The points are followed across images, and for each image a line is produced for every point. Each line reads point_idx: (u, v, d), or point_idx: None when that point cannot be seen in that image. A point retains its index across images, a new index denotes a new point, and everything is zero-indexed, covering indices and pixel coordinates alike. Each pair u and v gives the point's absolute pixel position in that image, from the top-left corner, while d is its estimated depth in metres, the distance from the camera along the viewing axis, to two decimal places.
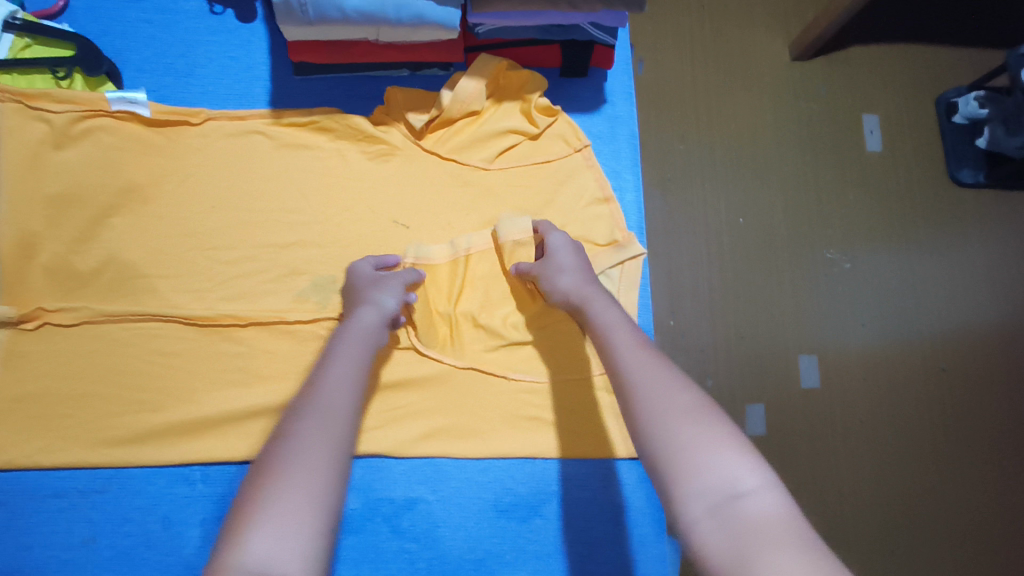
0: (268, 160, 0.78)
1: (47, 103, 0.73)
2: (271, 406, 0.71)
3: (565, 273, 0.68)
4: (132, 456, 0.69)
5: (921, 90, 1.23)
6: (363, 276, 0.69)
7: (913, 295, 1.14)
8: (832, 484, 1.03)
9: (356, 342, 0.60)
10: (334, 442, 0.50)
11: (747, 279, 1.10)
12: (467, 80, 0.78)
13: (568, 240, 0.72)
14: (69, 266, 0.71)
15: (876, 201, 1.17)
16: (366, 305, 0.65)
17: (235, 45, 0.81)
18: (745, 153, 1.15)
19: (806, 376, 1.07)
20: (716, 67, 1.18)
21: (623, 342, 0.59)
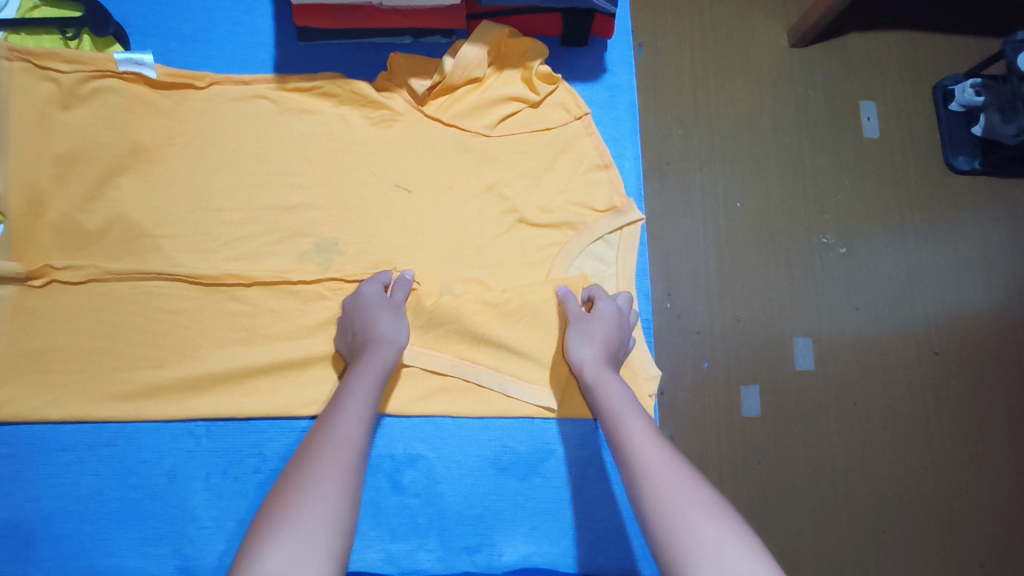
0: (271, 124, 0.79)
1: (55, 63, 0.74)
2: (273, 364, 0.72)
3: (594, 347, 0.71)
4: (138, 411, 0.70)
5: (919, 77, 1.24)
6: (381, 302, 0.71)
7: (907, 281, 1.15)
8: (825, 464, 1.04)
9: (368, 378, 0.63)
10: (339, 478, 0.53)
11: (744, 260, 1.11)
12: (469, 47, 0.79)
13: (622, 320, 0.74)
14: (76, 225, 0.72)
15: (873, 186, 1.18)
16: (383, 342, 0.67)
17: (241, 11, 0.83)
18: (743, 136, 1.16)
19: (800, 357, 1.08)
20: (715, 52, 1.20)
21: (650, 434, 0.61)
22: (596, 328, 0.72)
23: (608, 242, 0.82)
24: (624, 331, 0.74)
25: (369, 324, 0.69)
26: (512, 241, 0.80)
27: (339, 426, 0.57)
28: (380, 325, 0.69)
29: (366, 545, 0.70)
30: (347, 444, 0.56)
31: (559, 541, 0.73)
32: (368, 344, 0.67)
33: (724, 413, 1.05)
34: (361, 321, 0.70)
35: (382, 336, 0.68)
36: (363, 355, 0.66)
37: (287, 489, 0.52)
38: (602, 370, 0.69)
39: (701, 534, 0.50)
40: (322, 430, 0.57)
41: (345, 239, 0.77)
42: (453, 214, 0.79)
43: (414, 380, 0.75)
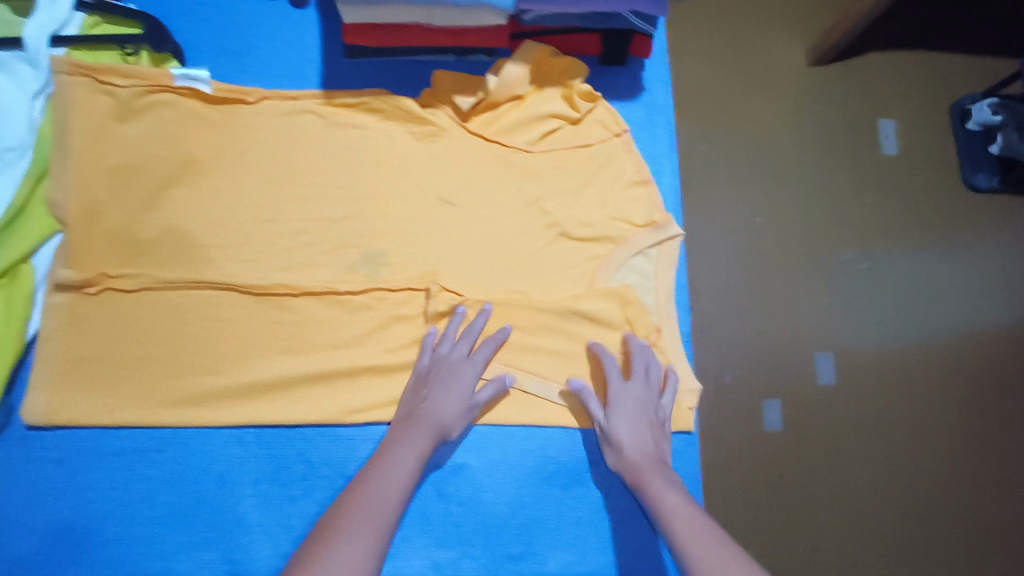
0: (319, 138, 0.81)
1: (114, 77, 0.75)
2: (322, 373, 0.74)
3: (626, 450, 0.71)
4: (189, 418, 0.72)
5: (937, 96, 1.26)
6: (465, 352, 0.74)
7: (928, 297, 1.16)
8: (847, 479, 1.05)
9: (414, 448, 0.68)
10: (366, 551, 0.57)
11: (765, 276, 1.12)
12: (513, 65, 0.81)
13: (648, 394, 0.75)
14: (131, 234, 0.74)
15: (894, 203, 1.20)
16: (448, 396, 0.71)
17: (288, 28, 0.85)
18: (763, 154, 1.18)
19: (822, 372, 1.09)
20: (737, 72, 1.22)
21: (689, 525, 0.62)
22: (620, 416, 0.73)
23: (648, 256, 0.83)
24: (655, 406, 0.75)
25: (434, 389, 0.72)
26: (553, 253, 0.81)
27: (371, 512, 0.61)
28: (453, 378, 0.72)
29: (413, 551, 0.71)
30: (378, 515, 0.61)
31: (603, 550, 0.74)
32: (438, 393, 0.71)
33: (749, 429, 1.05)
34: (436, 374, 0.73)
35: (432, 409, 0.70)
36: (424, 407, 0.71)
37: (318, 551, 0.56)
38: (635, 460, 0.70)
39: None
40: (355, 505, 0.61)
41: (389, 250, 0.79)
42: (497, 226, 0.81)
43: None
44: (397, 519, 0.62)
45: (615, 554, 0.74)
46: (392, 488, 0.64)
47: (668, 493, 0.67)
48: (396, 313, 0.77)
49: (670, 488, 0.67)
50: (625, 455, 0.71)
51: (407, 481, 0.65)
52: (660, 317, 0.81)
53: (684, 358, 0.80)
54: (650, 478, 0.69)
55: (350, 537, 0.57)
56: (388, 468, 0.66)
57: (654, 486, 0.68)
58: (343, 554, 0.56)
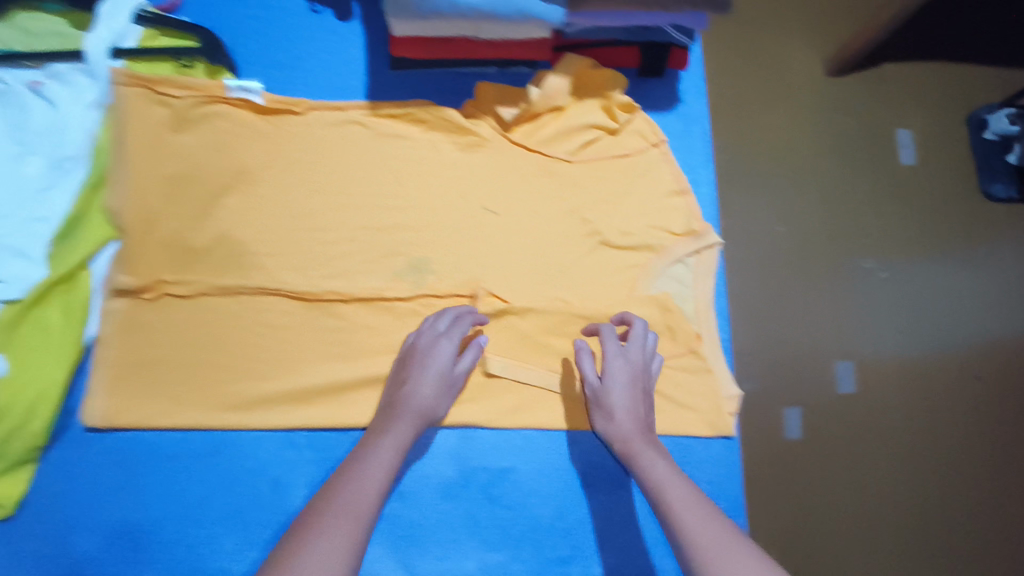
0: (366, 148, 0.83)
1: (170, 88, 0.77)
2: (372, 377, 0.76)
3: (618, 421, 0.69)
4: (245, 421, 0.74)
5: (955, 106, 1.28)
6: (451, 328, 0.74)
7: (947, 306, 1.17)
8: (870, 489, 1.04)
9: (401, 424, 0.67)
10: (354, 523, 0.55)
11: (786, 284, 1.13)
12: (554, 77, 0.83)
13: (636, 361, 0.73)
14: (186, 241, 0.76)
15: (913, 214, 1.21)
16: (430, 369, 0.71)
17: (335, 41, 0.87)
18: (784, 161, 1.19)
19: (843, 380, 1.08)
20: (758, 82, 1.23)
21: (684, 498, 0.60)
22: (609, 386, 0.71)
23: (686, 264, 0.84)
24: (643, 373, 0.73)
25: (417, 364, 0.71)
26: (593, 261, 0.83)
27: (354, 493, 0.58)
28: (436, 353, 0.72)
29: (464, 553, 0.73)
30: (367, 489, 0.59)
31: (646, 553, 0.76)
32: (423, 366, 0.71)
33: (769, 438, 1.05)
34: (417, 349, 0.72)
35: (416, 384, 0.70)
36: (410, 381, 0.70)
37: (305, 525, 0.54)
38: (627, 432, 0.69)
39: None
40: (336, 486, 0.59)
41: (434, 257, 0.81)
42: (538, 235, 0.83)
43: (508, 394, 0.78)
44: (382, 491, 0.60)
45: (639, 557, 0.76)
46: (379, 463, 0.62)
47: (660, 465, 0.65)
48: None
49: (661, 461, 0.65)
50: (616, 427, 0.69)
51: (393, 457, 0.64)
52: (699, 325, 0.82)
53: (724, 365, 0.82)
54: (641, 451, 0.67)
55: (339, 509, 0.56)
56: (374, 445, 0.64)
57: (647, 458, 0.66)
58: (332, 526, 0.54)
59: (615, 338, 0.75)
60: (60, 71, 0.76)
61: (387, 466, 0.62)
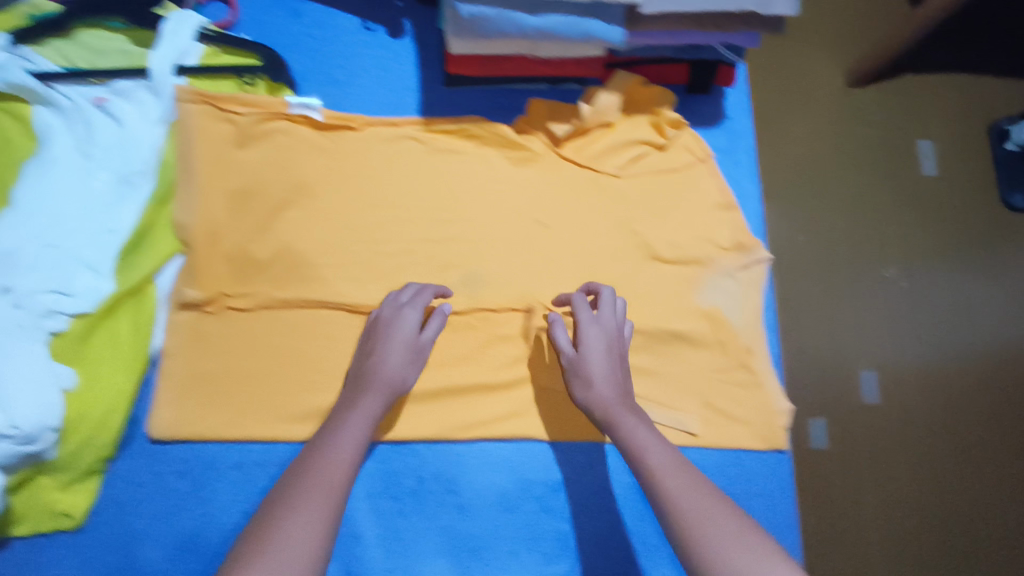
0: (421, 163, 0.84)
1: (234, 106, 0.79)
2: (431, 389, 0.77)
3: (596, 387, 0.70)
4: (307, 432, 0.75)
5: (974, 117, 1.30)
6: (412, 301, 0.74)
7: (969, 316, 1.18)
8: (897, 499, 1.04)
9: (369, 397, 0.68)
10: (324, 500, 0.57)
11: (811, 293, 1.12)
12: (606, 93, 0.84)
13: (609, 326, 0.73)
14: (248, 255, 0.77)
15: (935, 224, 1.22)
16: (394, 338, 0.72)
17: (388, 58, 0.88)
18: (806, 172, 1.20)
19: (867, 390, 1.08)
20: (782, 95, 1.25)
21: (660, 460, 0.61)
22: (584, 354, 0.71)
23: (736, 279, 0.86)
24: (618, 337, 0.74)
25: (385, 333, 0.72)
26: (645, 275, 0.84)
27: (327, 465, 0.60)
28: (399, 322, 0.73)
29: (523, 565, 0.74)
30: (337, 467, 0.60)
31: None
32: (386, 336, 0.72)
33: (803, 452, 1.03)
34: (384, 320, 0.73)
35: (382, 356, 0.71)
36: (376, 352, 0.71)
37: (277, 507, 0.56)
38: (604, 400, 0.69)
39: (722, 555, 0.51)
40: (308, 464, 0.61)
41: (487, 271, 0.82)
42: (590, 249, 0.84)
43: (564, 404, 0.80)
44: (351, 465, 0.62)
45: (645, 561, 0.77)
46: (346, 438, 0.63)
47: (639, 429, 0.65)
48: (499, 332, 0.80)
49: (640, 424, 0.66)
50: (595, 395, 0.70)
51: (363, 430, 0.65)
52: (750, 338, 0.83)
53: (774, 379, 0.83)
54: (619, 414, 0.67)
55: (307, 492, 0.57)
56: (342, 421, 0.65)
57: (625, 423, 0.66)
58: (303, 507, 0.55)
59: (586, 305, 0.75)
60: (125, 88, 0.77)
61: (356, 440, 0.64)
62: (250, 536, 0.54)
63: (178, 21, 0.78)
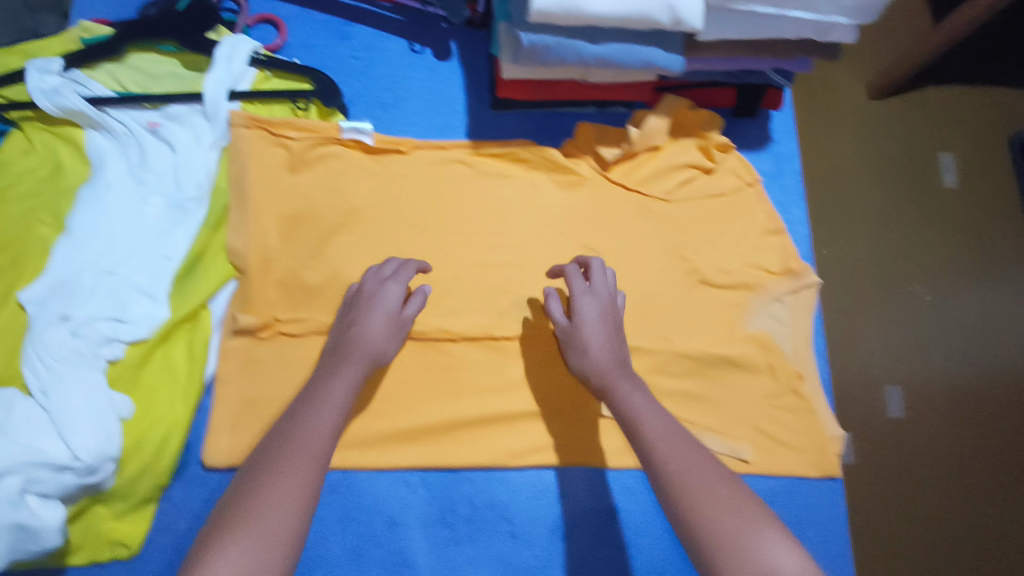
0: (470, 187, 0.84)
1: (288, 131, 0.79)
2: (483, 416, 0.77)
3: (590, 353, 0.67)
4: (360, 460, 0.74)
5: (999, 128, 1.23)
6: (399, 274, 0.72)
7: (1000, 336, 1.09)
8: (929, 535, 0.94)
9: (351, 361, 0.64)
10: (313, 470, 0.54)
11: (834, 309, 1.05)
12: (654, 118, 0.84)
13: (603, 295, 0.71)
14: (300, 280, 0.77)
15: (956, 237, 1.14)
16: (380, 307, 0.68)
17: (435, 80, 0.88)
18: (828, 182, 1.12)
19: (891, 405, 1.01)
20: (808, 103, 1.18)
21: (658, 433, 0.59)
22: (577, 324, 0.69)
23: (785, 304, 0.85)
24: (613, 307, 0.71)
25: (369, 304, 0.69)
26: (694, 300, 0.83)
27: (308, 433, 0.56)
28: (385, 292, 0.69)
29: None
30: (321, 430, 0.57)
31: None
32: (370, 304, 0.68)
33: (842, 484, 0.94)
34: (367, 292, 0.70)
35: (364, 323, 0.67)
36: (360, 317, 0.68)
37: (255, 476, 0.53)
38: (601, 367, 0.66)
39: (732, 532, 0.50)
40: (285, 428, 0.57)
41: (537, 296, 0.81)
42: (640, 274, 0.83)
43: (617, 432, 0.79)
44: (337, 429, 0.59)
45: None
46: (329, 404, 0.59)
47: (635, 398, 0.63)
48: (551, 357, 0.80)
49: (636, 394, 0.63)
50: (591, 362, 0.67)
51: (347, 396, 0.61)
52: (801, 364, 0.83)
53: (825, 405, 0.82)
54: (615, 383, 0.65)
55: (291, 458, 0.53)
56: (322, 386, 0.61)
57: (622, 393, 0.64)
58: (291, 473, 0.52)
59: (579, 276, 0.73)
60: (178, 113, 0.77)
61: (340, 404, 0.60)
62: (228, 508, 0.51)
63: (231, 45, 0.78)
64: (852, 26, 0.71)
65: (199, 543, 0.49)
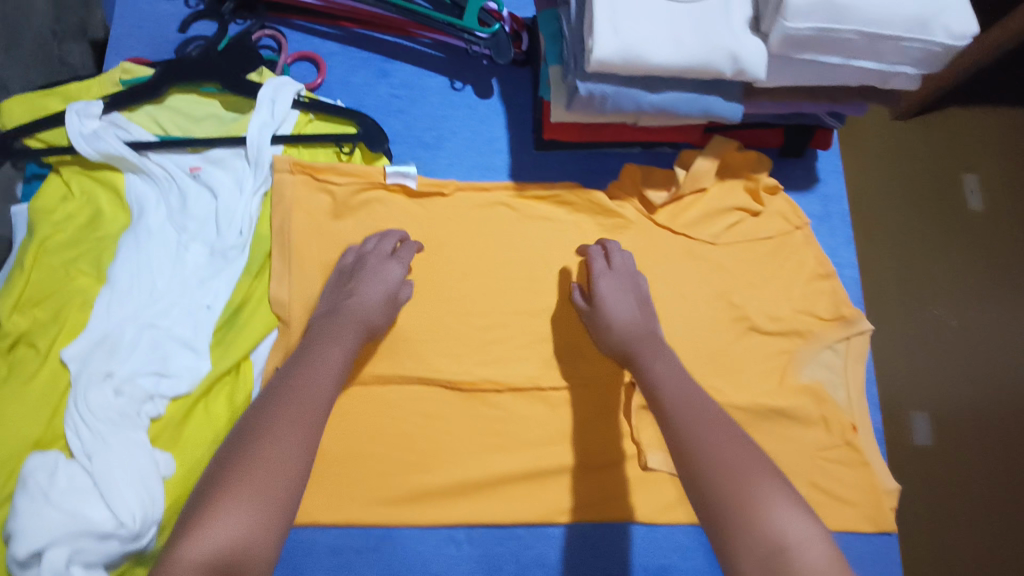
0: (514, 230, 0.82)
1: (332, 176, 0.77)
2: (530, 470, 0.74)
3: (616, 324, 0.70)
4: (406, 517, 0.72)
5: None
6: (401, 252, 0.73)
7: None
8: None
9: (347, 325, 0.64)
10: (307, 426, 0.54)
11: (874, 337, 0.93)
12: (702, 160, 0.82)
13: (622, 274, 0.74)
14: None
15: None
16: (378, 279, 0.69)
17: (476, 119, 0.87)
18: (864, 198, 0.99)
19: (916, 433, 0.89)
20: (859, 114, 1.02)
21: (678, 398, 0.61)
22: (602, 300, 0.72)
23: (835, 351, 0.83)
24: (633, 283, 0.74)
25: (368, 275, 0.70)
26: (743, 347, 0.81)
27: (306, 390, 0.56)
28: (386, 267, 0.70)
29: None
30: (317, 389, 0.57)
31: None
32: (369, 275, 0.69)
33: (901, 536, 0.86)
34: (366, 265, 0.71)
35: (361, 292, 0.68)
36: (357, 286, 0.68)
37: (249, 430, 0.53)
38: (628, 336, 0.69)
39: (749, 490, 0.51)
40: (283, 384, 0.57)
41: (584, 343, 0.78)
42: (687, 321, 0.81)
43: (668, 486, 0.76)
44: (336, 389, 0.59)
45: None
46: (326, 365, 0.59)
47: (658, 365, 0.65)
48: (599, 408, 0.77)
49: (659, 361, 0.65)
50: (616, 332, 0.70)
51: (342, 360, 0.61)
52: (855, 415, 0.80)
53: (880, 457, 0.80)
54: (641, 350, 0.67)
55: (286, 414, 0.54)
56: (319, 348, 0.61)
57: (647, 359, 0.66)
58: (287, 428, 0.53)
59: (600, 258, 0.76)
60: (221, 156, 0.76)
61: (337, 366, 0.60)
62: (226, 462, 0.51)
63: (276, 88, 0.76)
64: (916, 76, 0.68)
65: (199, 491, 0.50)
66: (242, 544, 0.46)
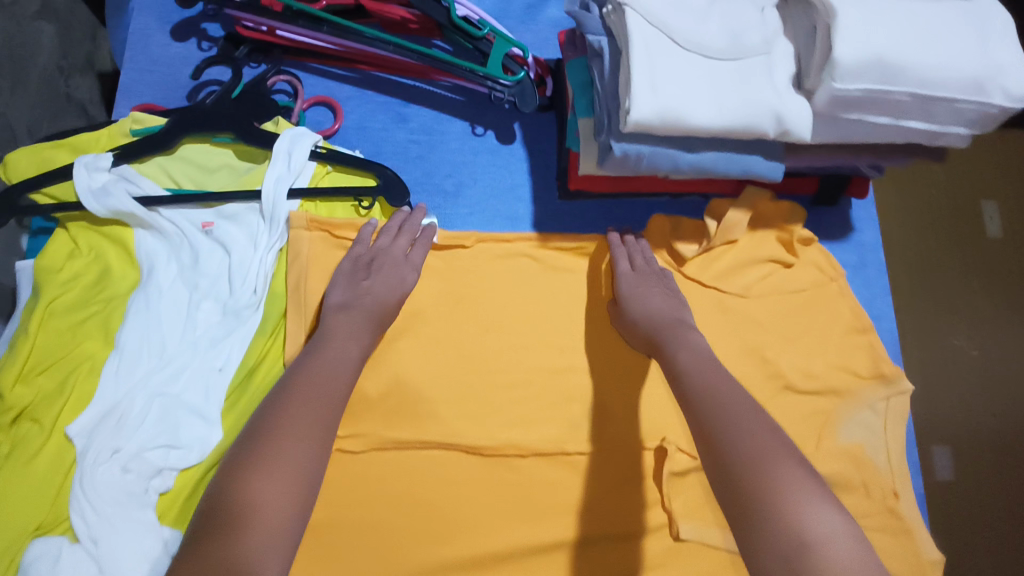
0: (538, 282, 0.79)
1: (350, 232, 0.74)
2: (557, 542, 0.69)
3: (640, 319, 0.69)
4: None
5: None
6: (419, 248, 0.73)
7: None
8: None
9: (365, 316, 0.65)
10: (319, 414, 0.55)
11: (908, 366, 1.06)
12: (733, 213, 0.79)
13: (645, 270, 0.74)
14: (360, 391, 0.72)
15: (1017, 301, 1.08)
16: (398, 280, 0.69)
17: (498, 165, 0.84)
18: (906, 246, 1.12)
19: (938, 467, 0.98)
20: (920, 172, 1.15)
21: (699, 387, 0.57)
22: (625, 297, 0.71)
23: (874, 410, 0.79)
24: (657, 277, 0.74)
25: (387, 272, 0.69)
26: (781, 407, 0.77)
27: (322, 380, 0.57)
28: (408, 274, 0.70)
29: None
30: (336, 379, 0.58)
31: None
32: (390, 274, 0.69)
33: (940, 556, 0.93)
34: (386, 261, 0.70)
35: (380, 289, 0.68)
36: (378, 280, 0.69)
37: (269, 416, 0.54)
38: (654, 327, 0.67)
39: (768, 477, 0.48)
40: (306, 369, 0.58)
41: (614, 404, 0.75)
42: None
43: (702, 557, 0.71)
44: (351, 383, 0.59)
45: None
46: (344, 358, 0.61)
47: (683, 353, 0.62)
48: (629, 473, 0.72)
49: (685, 347, 0.63)
50: (643, 327, 0.68)
51: (357, 355, 0.62)
52: (897, 481, 0.76)
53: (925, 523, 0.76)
54: (666, 338, 0.65)
55: (300, 407, 0.54)
56: (337, 343, 0.62)
57: (672, 349, 0.63)
58: (305, 416, 0.54)
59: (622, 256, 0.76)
60: (234, 211, 0.73)
61: (358, 358, 0.62)
62: (248, 443, 0.52)
63: (292, 140, 0.73)
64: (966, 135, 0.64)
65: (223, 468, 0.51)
66: (261, 513, 0.47)
